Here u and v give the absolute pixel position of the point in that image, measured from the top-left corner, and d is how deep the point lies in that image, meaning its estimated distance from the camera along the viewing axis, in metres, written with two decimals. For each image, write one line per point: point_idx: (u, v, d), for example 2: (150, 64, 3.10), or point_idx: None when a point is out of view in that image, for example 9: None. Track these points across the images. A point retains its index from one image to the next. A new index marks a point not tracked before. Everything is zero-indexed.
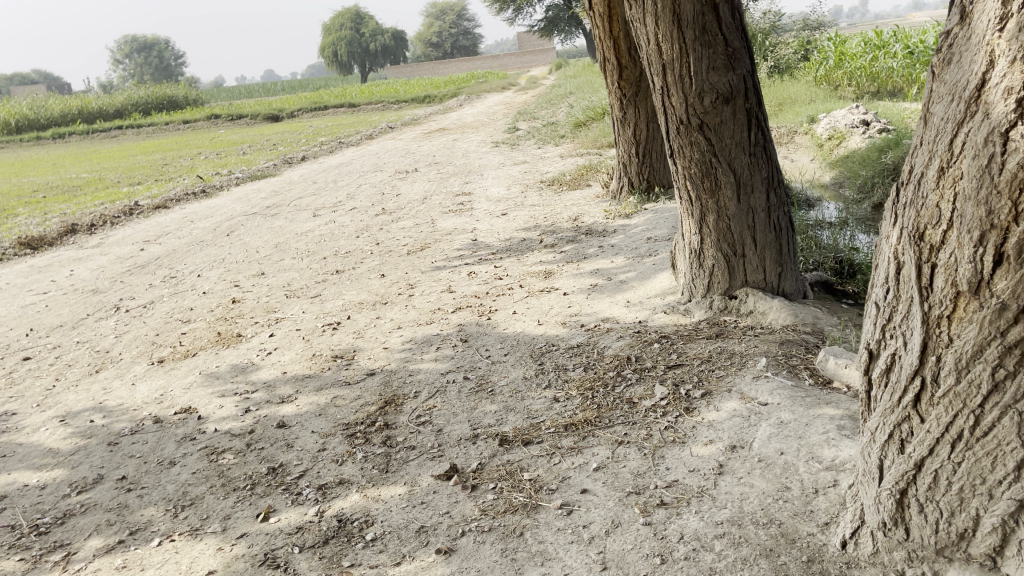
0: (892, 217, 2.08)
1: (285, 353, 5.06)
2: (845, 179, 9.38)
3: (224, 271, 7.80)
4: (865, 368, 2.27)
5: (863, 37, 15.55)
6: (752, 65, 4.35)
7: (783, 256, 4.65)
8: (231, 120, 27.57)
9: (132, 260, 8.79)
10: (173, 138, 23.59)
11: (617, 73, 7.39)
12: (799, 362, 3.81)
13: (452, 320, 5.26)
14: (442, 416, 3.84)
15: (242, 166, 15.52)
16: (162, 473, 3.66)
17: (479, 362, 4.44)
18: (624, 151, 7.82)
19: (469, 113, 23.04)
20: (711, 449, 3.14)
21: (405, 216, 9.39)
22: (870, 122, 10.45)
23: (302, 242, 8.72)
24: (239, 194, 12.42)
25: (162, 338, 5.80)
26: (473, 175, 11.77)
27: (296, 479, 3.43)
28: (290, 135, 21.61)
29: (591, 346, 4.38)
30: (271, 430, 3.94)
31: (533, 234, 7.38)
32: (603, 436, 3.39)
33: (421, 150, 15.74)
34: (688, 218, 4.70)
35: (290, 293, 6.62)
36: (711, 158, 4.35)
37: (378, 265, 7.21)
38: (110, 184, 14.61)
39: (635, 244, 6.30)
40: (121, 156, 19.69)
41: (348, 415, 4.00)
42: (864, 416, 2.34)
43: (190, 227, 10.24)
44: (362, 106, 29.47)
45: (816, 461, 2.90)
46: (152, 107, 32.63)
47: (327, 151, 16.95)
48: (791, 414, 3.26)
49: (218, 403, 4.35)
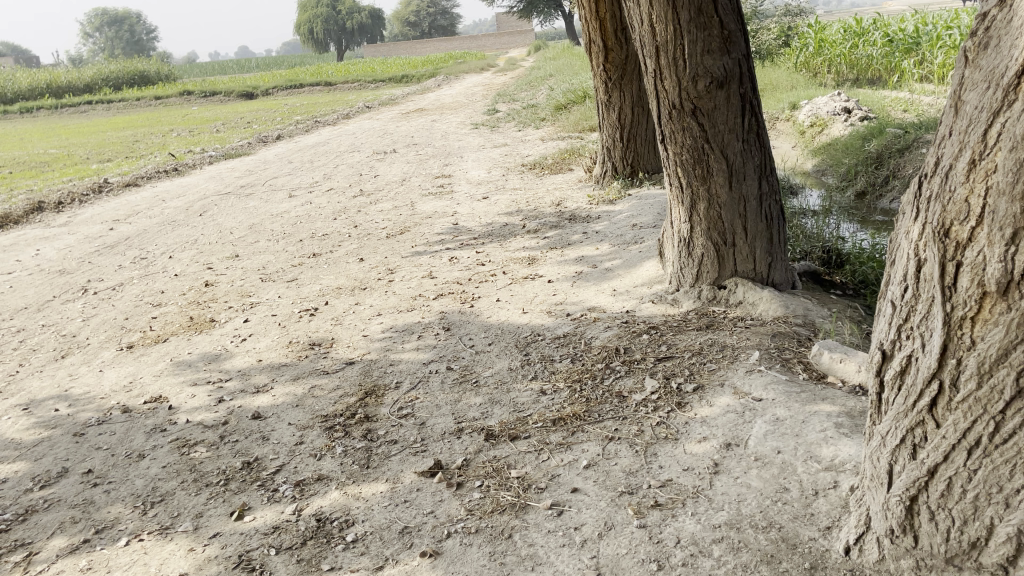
0: (914, 212, 1.97)
1: (260, 340, 4.89)
2: (828, 167, 9.32)
3: (197, 252, 7.58)
4: (877, 369, 2.16)
5: (843, 24, 15.50)
6: (748, 48, 4.21)
7: (773, 246, 4.54)
8: (204, 97, 27.03)
9: (100, 239, 8.52)
10: (144, 114, 23.06)
11: (602, 55, 7.23)
12: (792, 355, 3.72)
13: (434, 307, 5.11)
14: (425, 409, 3.70)
15: (215, 144, 15.18)
16: (130, 466, 3.49)
17: (462, 352, 4.30)
18: (608, 135, 7.68)
19: (447, 94, 22.72)
20: (705, 447, 3.04)
21: (384, 198, 9.19)
22: (853, 109, 10.28)
23: (277, 223, 8.50)
24: (212, 173, 12.12)
25: (131, 323, 5.59)
26: (452, 157, 11.57)
27: (272, 474, 3.29)
28: (265, 113, 21.20)
29: (578, 336, 4.26)
30: (245, 422, 3.78)
31: (515, 219, 7.24)
32: (592, 432, 3.28)
33: (399, 130, 15.48)
34: (678, 205, 4.58)
35: (266, 276, 6.43)
36: (703, 144, 4.24)
37: (356, 248, 7.03)
38: (79, 161, 14.21)
39: (620, 231, 6.18)
40: (91, 131, 19.20)
41: (327, 406, 3.84)
42: (874, 418, 2.24)
43: (161, 206, 9.96)
44: (339, 84, 29.05)
45: (814, 461, 2.80)
46: (123, 81, 31.91)
47: (303, 130, 16.63)
48: (787, 410, 3.16)
49: (190, 393, 4.18)
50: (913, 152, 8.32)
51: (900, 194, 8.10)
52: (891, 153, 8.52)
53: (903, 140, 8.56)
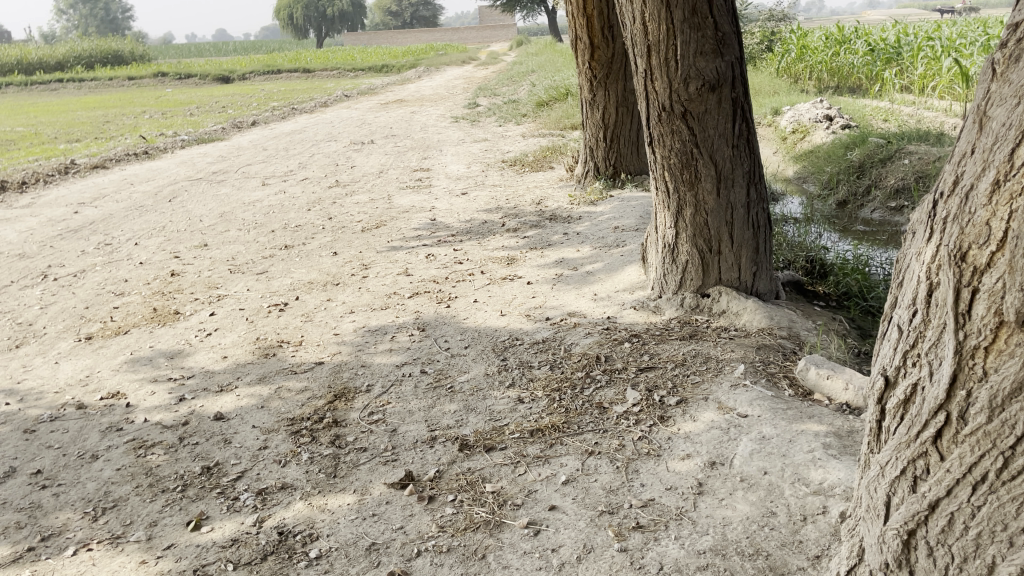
0: (927, 232, 1.87)
1: (226, 335, 4.70)
2: (808, 175, 9.28)
3: (164, 240, 7.34)
4: (879, 396, 2.04)
5: (826, 32, 15.52)
6: (742, 51, 4.09)
7: (759, 255, 4.44)
8: (179, 79, 26.53)
9: (64, 223, 8.23)
10: (116, 94, 22.55)
11: (588, 53, 7.11)
12: (777, 370, 3.61)
13: (409, 306, 4.95)
14: (397, 414, 3.55)
15: (189, 128, 14.83)
16: (82, 468, 3.30)
17: (437, 355, 4.16)
18: (591, 134, 7.56)
19: (427, 86, 22.46)
20: (689, 465, 2.92)
21: (360, 191, 9.00)
22: (834, 117, 10.27)
23: (249, 212, 8.27)
24: (184, 158, 11.82)
25: (91, 312, 5.36)
26: (431, 151, 11.38)
27: (232, 481, 3.12)
28: (240, 98, 20.82)
29: (557, 342, 4.13)
30: (207, 423, 3.60)
31: (494, 217, 7.10)
32: (572, 445, 3.15)
33: (378, 121, 15.23)
34: (663, 210, 4.46)
35: (235, 267, 6.22)
36: (693, 149, 4.12)
37: (330, 241, 6.84)
38: (46, 140, 13.81)
39: (602, 233, 6.06)
40: (61, 110, 18.71)
41: (294, 408, 3.68)
42: (872, 447, 2.11)
43: (129, 191, 9.68)
44: (318, 72, 28.67)
45: (802, 484, 2.70)
46: (95, 60, 31.23)
47: (279, 117, 16.32)
48: (774, 429, 3.06)
49: (150, 390, 3.99)
50: (895, 162, 8.29)
51: (881, 204, 8.07)
52: (873, 163, 8.47)
53: (885, 150, 8.52)
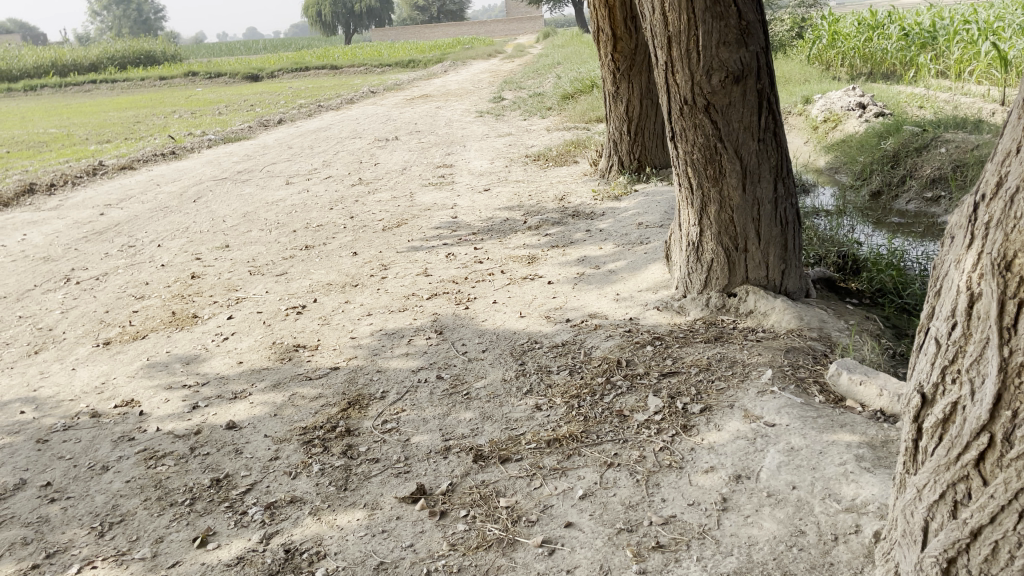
0: (968, 238, 1.72)
1: (243, 340, 4.64)
2: (841, 165, 9.01)
3: (187, 241, 7.32)
4: (915, 414, 1.88)
5: (858, 17, 15.12)
6: (767, 40, 3.90)
7: (788, 253, 4.26)
8: (209, 78, 26.72)
9: (89, 225, 8.27)
10: (147, 95, 22.75)
11: (611, 44, 6.95)
12: (807, 374, 3.45)
13: (427, 308, 4.85)
14: (411, 423, 3.45)
15: (216, 127, 14.89)
16: (92, 480, 3.25)
17: (454, 359, 4.05)
18: (615, 128, 7.40)
19: (452, 81, 22.35)
20: (713, 478, 2.78)
21: (383, 188, 8.91)
22: (867, 105, 9.98)
23: (272, 212, 8.23)
24: (210, 157, 11.84)
25: (111, 316, 5.34)
26: (455, 146, 11.27)
27: (241, 494, 3.04)
28: (268, 95, 20.87)
29: (577, 345, 4.00)
30: (219, 432, 3.54)
31: (516, 214, 6.97)
32: (590, 456, 3.02)
33: (403, 117, 15.16)
34: (687, 207, 4.31)
35: (255, 269, 6.17)
36: (717, 144, 3.96)
37: (350, 241, 6.77)
38: (78, 142, 13.93)
39: (626, 230, 5.91)
40: (93, 111, 18.91)
41: (307, 417, 3.60)
42: (908, 467, 1.96)
43: (155, 191, 9.70)
44: (344, 68, 28.72)
45: (834, 501, 2.55)
46: (128, 61, 31.55)
47: (305, 115, 16.34)
48: (803, 439, 2.90)
49: (164, 398, 3.93)
50: (931, 151, 8.00)
51: (917, 195, 7.80)
52: (908, 152, 8.19)
53: (921, 138, 8.23)
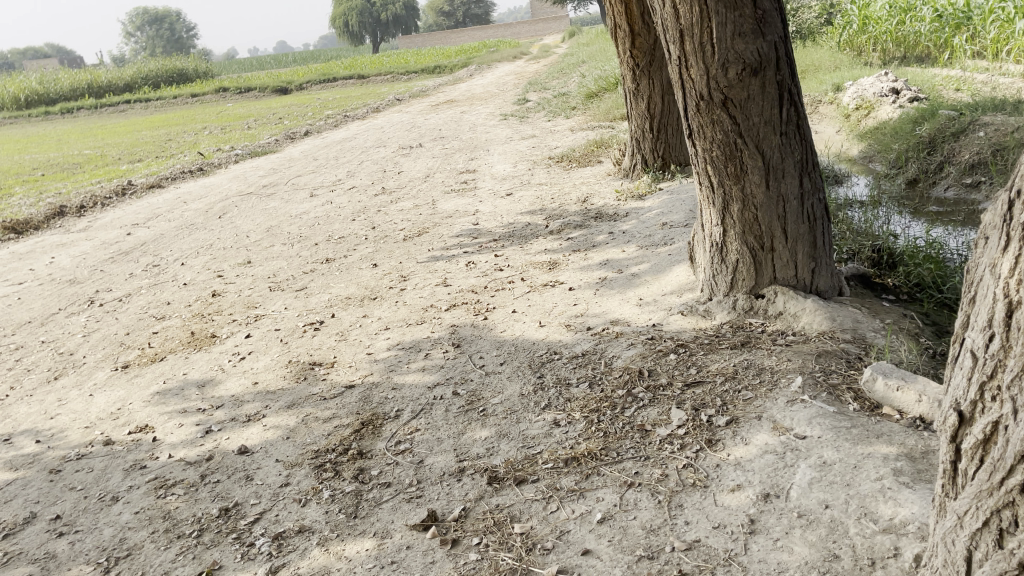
0: (1003, 240, 1.54)
1: (259, 359, 4.56)
2: (875, 153, 8.72)
3: (210, 258, 7.31)
4: (953, 434, 1.69)
5: None
6: (785, 28, 3.71)
7: (817, 250, 4.06)
8: (240, 92, 26.99)
9: (117, 245, 8.31)
10: (180, 112, 23.02)
11: (629, 41, 6.79)
12: (840, 381, 3.25)
13: (445, 320, 4.72)
14: (425, 443, 3.32)
15: (244, 142, 14.98)
16: (101, 512, 3.18)
17: (471, 373, 3.92)
18: (636, 126, 7.22)
19: (478, 84, 22.24)
20: (740, 498, 2.60)
21: (405, 197, 8.83)
22: (901, 90, 9.66)
23: (295, 225, 8.18)
24: (236, 172, 11.88)
25: (132, 338, 5.31)
26: (478, 151, 11.15)
27: (250, 525, 2.94)
28: (296, 108, 20.97)
29: (598, 355, 3.84)
30: (230, 458, 3.45)
31: (538, 218, 6.83)
32: (610, 475, 2.87)
33: (428, 123, 15.09)
34: (709, 207, 4.14)
35: (275, 284, 6.12)
36: (736, 140, 3.78)
37: (371, 252, 6.69)
38: (111, 162, 14.10)
39: (649, 231, 5.74)
40: (126, 131, 19.19)
41: (319, 439, 3.50)
42: (948, 491, 1.77)
43: (182, 209, 9.73)
44: (372, 77, 28.85)
45: (870, 521, 2.37)
46: (161, 79, 31.99)
47: (332, 125, 16.37)
48: (836, 453, 2.72)
49: (177, 423, 3.87)
50: (969, 135, 7.68)
51: (955, 181, 7.48)
52: (944, 137, 7.88)
53: (958, 122, 7.91)
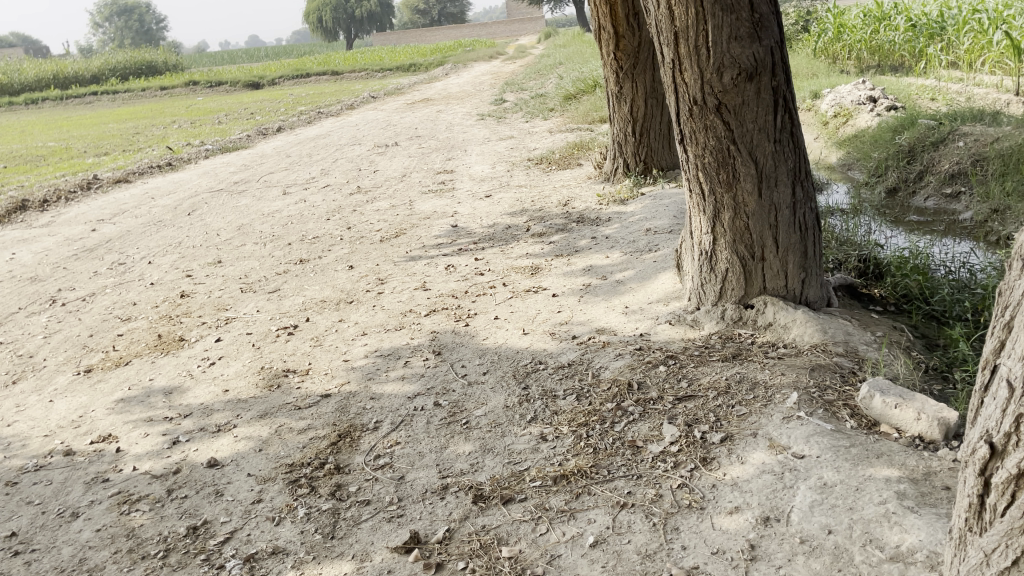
0: None
1: (230, 365, 4.37)
2: (854, 161, 8.70)
3: (179, 257, 7.07)
4: (982, 467, 1.58)
5: (863, 8, 14.79)
6: (781, 33, 3.62)
7: (808, 260, 3.97)
8: (210, 87, 26.53)
9: (80, 241, 8.03)
10: (149, 105, 22.54)
11: (613, 42, 6.69)
12: (836, 397, 3.15)
13: (425, 326, 4.57)
14: (406, 457, 3.18)
15: (215, 137, 14.67)
16: (60, 529, 2.99)
17: (453, 383, 3.77)
18: (619, 129, 7.12)
19: (454, 83, 22.02)
20: (738, 521, 2.50)
21: (382, 196, 8.65)
22: (878, 99, 9.66)
23: (267, 224, 7.97)
24: (206, 168, 11.59)
25: (95, 340, 5.09)
26: (455, 151, 10.99)
27: (220, 544, 2.78)
28: (268, 103, 20.63)
29: (585, 366, 3.72)
30: (199, 471, 3.28)
31: (519, 221, 6.70)
32: (601, 495, 2.75)
33: (403, 122, 14.88)
34: (698, 214, 4.04)
35: (246, 286, 5.91)
36: (730, 146, 3.69)
37: (346, 253, 6.51)
38: (76, 155, 13.71)
39: (632, 236, 5.64)
40: (91, 123, 18.72)
41: (294, 452, 3.33)
42: (972, 525, 1.67)
43: (149, 205, 9.45)
44: (346, 73, 28.52)
45: (876, 548, 2.27)
46: (130, 72, 31.33)
47: (305, 122, 16.10)
48: (836, 474, 2.62)
49: (143, 433, 3.68)
50: (948, 145, 7.68)
51: (935, 191, 7.48)
52: (924, 147, 7.87)
53: (937, 132, 7.90)
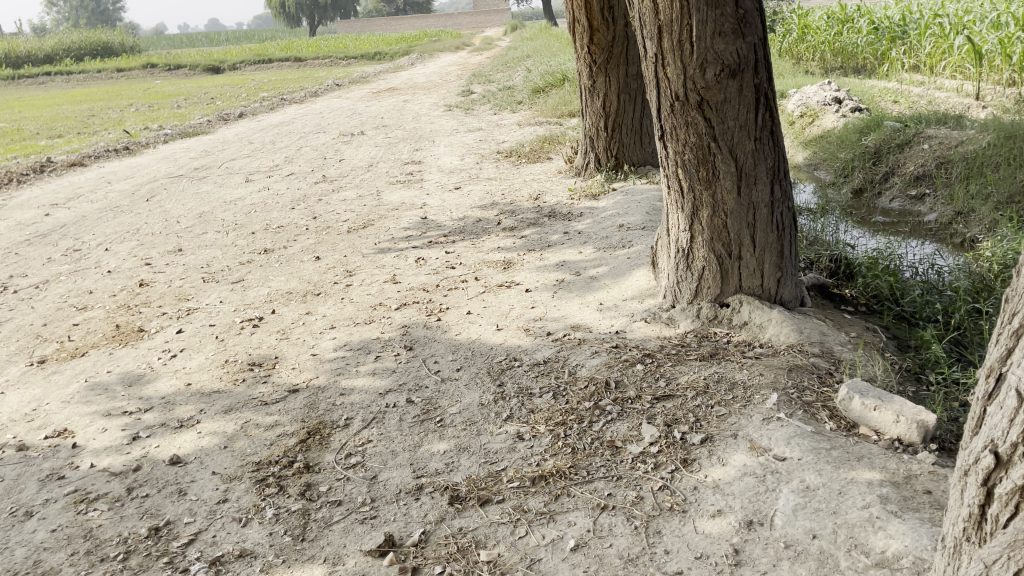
0: None
1: (192, 358, 4.22)
2: (820, 162, 8.76)
3: (137, 244, 6.85)
4: (985, 477, 1.55)
5: (827, 10, 14.94)
6: (764, 30, 3.59)
7: (784, 259, 3.96)
8: (169, 70, 25.90)
9: (33, 226, 7.74)
10: (104, 87, 21.91)
11: (587, 36, 6.62)
12: (814, 399, 3.14)
13: (395, 320, 4.47)
14: (378, 456, 3.09)
15: (174, 121, 14.29)
16: (12, 530, 2.84)
17: (425, 379, 3.68)
18: (591, 124, 7.07)
19: (420, 73, 21.77)
20: (721, 525, 2.46)
21: (348, 186, 8.49)
22: (844, 100, 9.75)
23: (229, 212, 7.77)
24: (165, 153, 11.29)
25: (49, 330, 4.89)
26: (423, 142, 10.85)
27: (183, 547, 2.66)
28: (230, 88, 20.19)
29: (561, 364, 3.65)
30: (161, 468, 3.14)
31: (489, 214, 6.62)
32: (581, 497, 2.69)
33: (369, 111, 14.66)
34: (676, 211, 3.99)
35: (209, 275, 5.73)
36: (710, 143, 3.65)
37: (313, 244, 6.37)
38: (28, 136, 13.25)
39: (605, 232, 5.59)
40: (45, 104, 18.15)
41: (260, 449, 3.21)
42: (971, 535, 1.64)
43: (105, 190, 9.16)
44: (309, 60, 28.06)
45: (861, 554, 2.25)
46: (85, 52, 30.46)
47: (268, 108, 15.78)
48: (819, 477, 2.60)
49: (101, 428, 3.52)
50: (914, 147, 7.77)
51: (900, 192, 7.57)
52: (890, 148, 7.96)
53: (903, 133, 7.98)
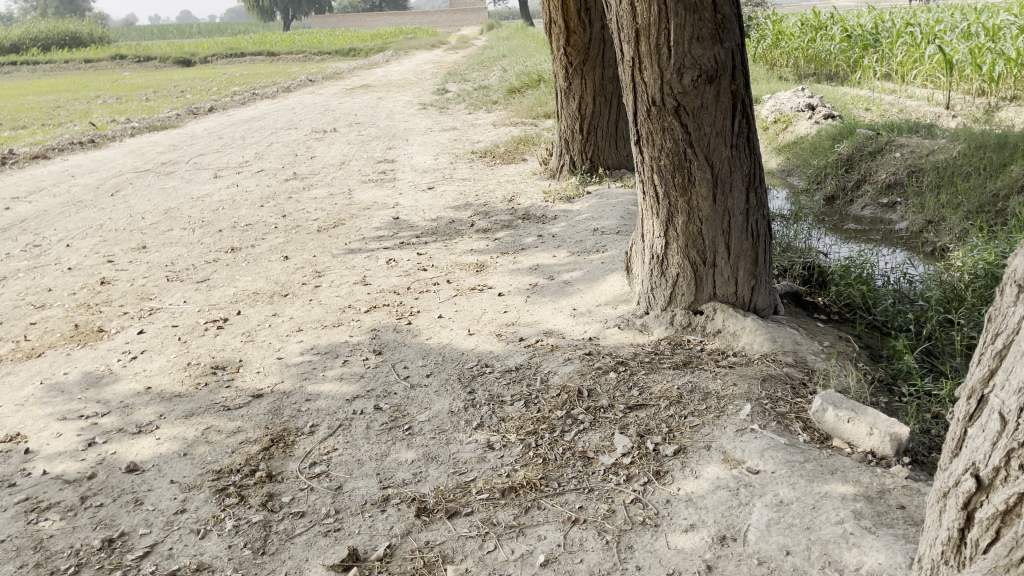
0: None
1: (153, 360, 4.09)
2: (793, 168, 8.79)
3: (100, 240, 6.67)
4: (966, 501, 1.51)
5: (800, 17, 15.06)
6: (742, 36, 3.55)
7: (758, 267, 3.92)
8: (139, 62, 25.44)
9: None
10: (71, 78, 21.44)
11: (563, 37, 6.57)
12: (788, 410, 3.11)
13: (365, 323, 4.38)
14: (344, 464, 3.00)
15: (143, 114, 14.02)
16: None
17: (394, 385, 3.60)
18: (566, 126, 7.02)
19: (394, 71, 21.60)
20: (693, 540, 2.41)
21: (319, 185, 8.34)
22: (817, 106, 9.80)
23: (197, 209, 7.60)
24: (132, 147, 11.05)
25: (4, 329, 4.72)
26: (396, 140, 10.74)
27: (138, 559, 2.56)
28: (200, 82, 19.88)
29: (532, 370, 3.59)
30: (117, 476, 3.03)
31: (463, 215, 6.54)
32: (551, 509, 2.63)
33: (342, 107, 14.49)
34: (651, 217, 3.95)
35: (173, 274, 5.59)
36: (686, 149, 3.61)
37: (281, 243, 6.24)
38: None
39: (579, 236, 5.54)
40: (9, 94, 17.72)
41: (221, 457, 3.11)
42: (949, 558, 1.60)
43: (68, 183, 8.92)
44: (281, 55, 27.74)
45: (835, 571, 2.21)
46: (52, 41, 29.85)
47: (239, 103, 15.55)
48: (793, 491, 2.56)
49: (55, 432, 3.39)
50: (885, 155, 7.83)
51: (871, 200, 7.61)
52: (861, 156, 8.00)
53: (874, 141, 8.03)
